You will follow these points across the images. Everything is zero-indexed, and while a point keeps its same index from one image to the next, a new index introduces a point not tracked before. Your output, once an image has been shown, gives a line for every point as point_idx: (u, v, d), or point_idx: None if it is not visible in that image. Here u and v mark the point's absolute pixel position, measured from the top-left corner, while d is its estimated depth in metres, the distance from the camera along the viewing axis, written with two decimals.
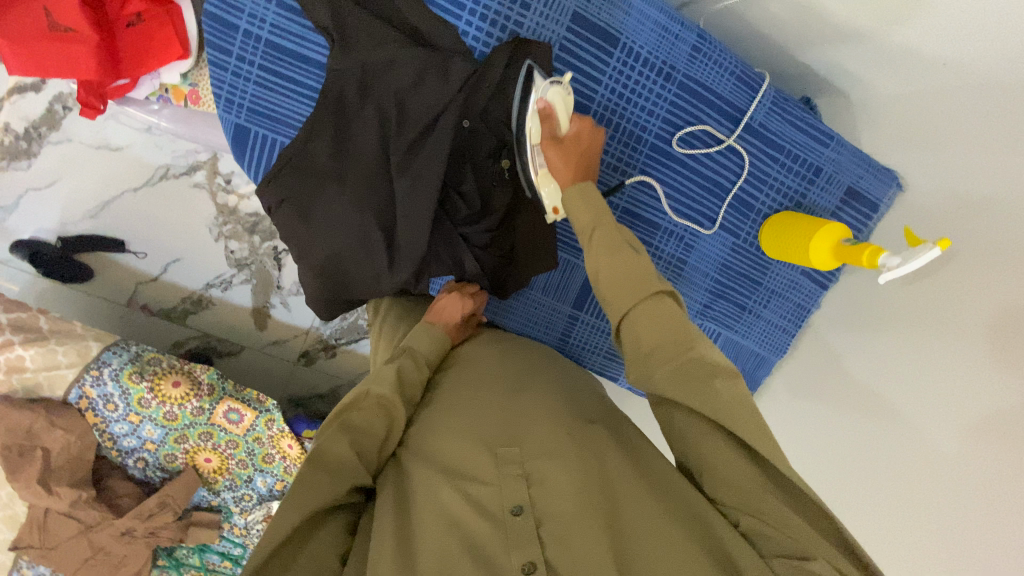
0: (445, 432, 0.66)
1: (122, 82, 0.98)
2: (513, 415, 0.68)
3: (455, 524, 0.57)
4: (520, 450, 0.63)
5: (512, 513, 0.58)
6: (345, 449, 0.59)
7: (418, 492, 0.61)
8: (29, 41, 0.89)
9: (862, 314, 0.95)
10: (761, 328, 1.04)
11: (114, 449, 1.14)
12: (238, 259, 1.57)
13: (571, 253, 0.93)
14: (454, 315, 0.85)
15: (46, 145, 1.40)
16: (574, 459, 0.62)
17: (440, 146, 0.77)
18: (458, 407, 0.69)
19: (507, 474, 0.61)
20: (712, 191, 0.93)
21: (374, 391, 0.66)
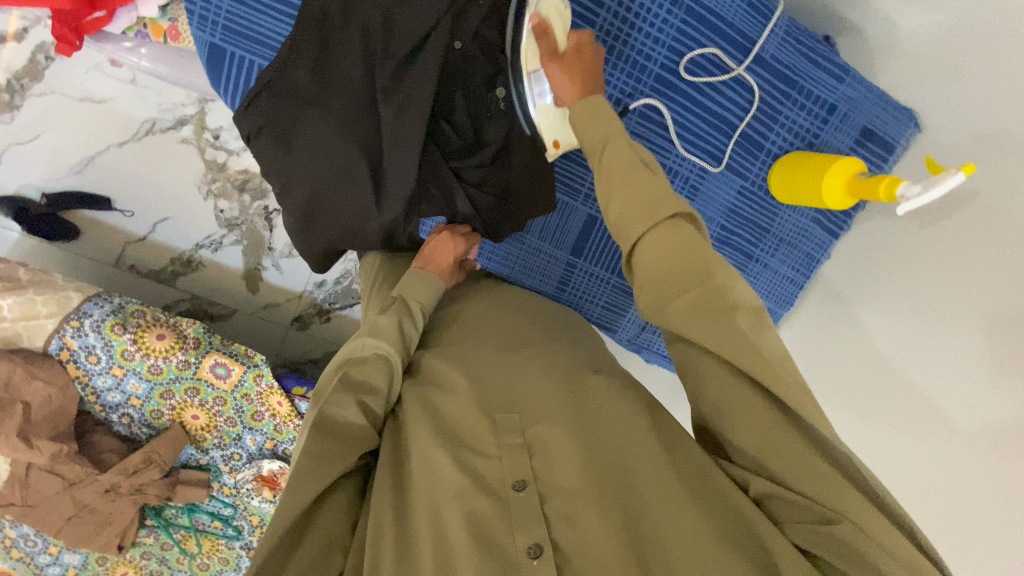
0: (440, 392, 0.62)
1: (98, 14, 0.92)
2: (515, 378, 0.63)
3: (452, 496, 0.53)
4: (521, 419, 0.58)
5: (513, 489, 0.53)
6: (349, 406, 0.56)
7: (415, 463, 0.56)
8: None
9: (877, 258, 0.91)
10: (768, 280, 0.99)
11: (97, 403, 1.11)
12: (229, 219, 1.53)
13: (566, 195, 0.88)
14: (445, 258, 0.81)
15: (29, 98, 1.34)
16: (582, 430, 0.57)
17: (426, 68, 0.72)
18: (457, 365, 0.65)
19: (505, 445, 0.56)
20: (720, 127, 0.88)
21: (371, 343, 0.62)
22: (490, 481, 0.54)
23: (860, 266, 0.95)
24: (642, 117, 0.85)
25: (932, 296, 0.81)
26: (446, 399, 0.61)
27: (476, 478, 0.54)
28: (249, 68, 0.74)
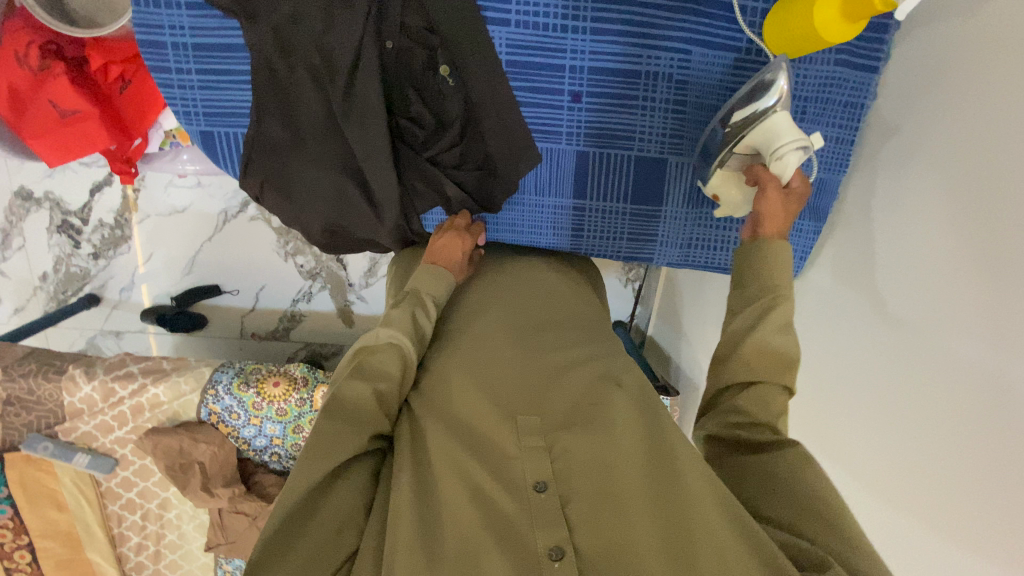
0: (467, 389, 0.67)
1: (138, 141, 1.10)
2: (532, 383, 0.68)
3: (477, 493, 0.57)
4: (541, 422, 0.62)
5: (535, 491, 0.57)
6: (360, 387, 0.63)
7: (438, 463, 0.60)
8: (51, 133, 1.00)
9: (922, 83, 0.76)
10: (810, 145, 0.87)
11: (250, 449, 1.33)
12: (310, 270, 1.72)
13: (550, 139, 0.84)
14: (455, 253, 0.84)
15: (134, 226, 1.64)
16: (597, 434, 0.61)
17: (368, 78, 0.76)
18: (473, 372, 0.70)
19: (528, 446, 0.60)
20: (686, 5, 0.79)
21: (384, 331, 0.69)
22: (512, 482, 0.58)
23: (900, 102, 0.80)
24: (596, 31, 0.79)
25: (973, 108, 0.67)
26: (459, 405, 0.65)
27: (502, 478, 0.58)
28: (237, 140, 0.83)
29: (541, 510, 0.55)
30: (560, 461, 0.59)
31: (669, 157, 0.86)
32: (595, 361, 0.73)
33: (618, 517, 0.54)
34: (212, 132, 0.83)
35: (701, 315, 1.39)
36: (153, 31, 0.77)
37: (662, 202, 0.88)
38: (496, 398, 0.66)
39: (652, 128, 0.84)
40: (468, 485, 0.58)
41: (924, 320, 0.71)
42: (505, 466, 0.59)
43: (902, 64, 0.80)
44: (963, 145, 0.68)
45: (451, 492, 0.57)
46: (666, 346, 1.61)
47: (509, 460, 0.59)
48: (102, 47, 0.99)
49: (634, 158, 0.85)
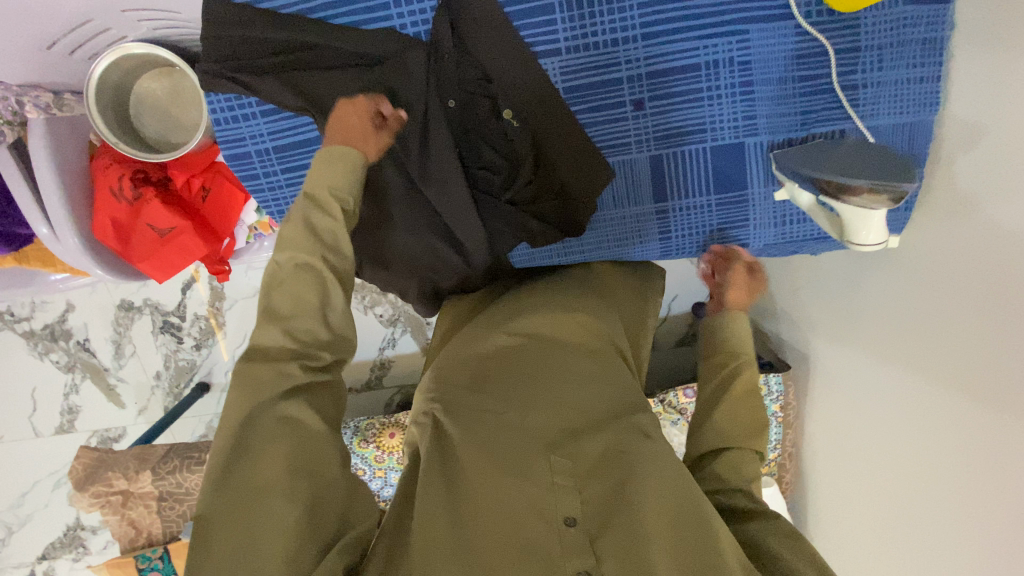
0: (502, 419, 0.70)
1: (227, 241, 1.17)
2: (562, 417, 0.71)
3: (511, 526, 0.62)
4: (576, 464, 0.67)
5: (567, 523, 0.62)
6: (274, 334, 0.61)
7: (474, 491, 0.64)
8: (155, 253, 1.07)
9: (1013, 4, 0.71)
10: (891, 94, 0.82)
11: (381, 500, 1.38)
12: (389, 318, 1.78)
13: (617, 153, 0.84)
14: (355, 120, 0.73)
15: (226, 313, 1.75)
16: (631, 475, 0.65)
17: (439, 140, 0.79)
18: (498, 398, 0.73)
19: (562, 483, 0.65)
20: None
21: (284, 259, 0.64)
22: (551, 520, 0.63)
23: (986, 30, 0.75)
24: (647, 35, 0.78)
25: None
26: (498, 435, 0.68)
27: (536, 508, 0.63)
28: None
29: (568, 545, 0.61)
30: (589, 502, 0.64)
31: (745, 139, 0.83)
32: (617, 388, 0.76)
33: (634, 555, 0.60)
34: None
35: (794, 280, 1.35)
36: (235, 144, 0.83)
37: (746, 186, 0.86)
38: (529, 428, 0.70)
39: (722, 115, 0.82)
40: (502, 523, 0.62)
41: None
42: (540, 502, 0.64)
43: None
44: None
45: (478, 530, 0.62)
46: (756, 318, 1.57)
47: (544, 493, 0.64)
48: (182, 163, 1.06)
49: (709, 149, 0.84)
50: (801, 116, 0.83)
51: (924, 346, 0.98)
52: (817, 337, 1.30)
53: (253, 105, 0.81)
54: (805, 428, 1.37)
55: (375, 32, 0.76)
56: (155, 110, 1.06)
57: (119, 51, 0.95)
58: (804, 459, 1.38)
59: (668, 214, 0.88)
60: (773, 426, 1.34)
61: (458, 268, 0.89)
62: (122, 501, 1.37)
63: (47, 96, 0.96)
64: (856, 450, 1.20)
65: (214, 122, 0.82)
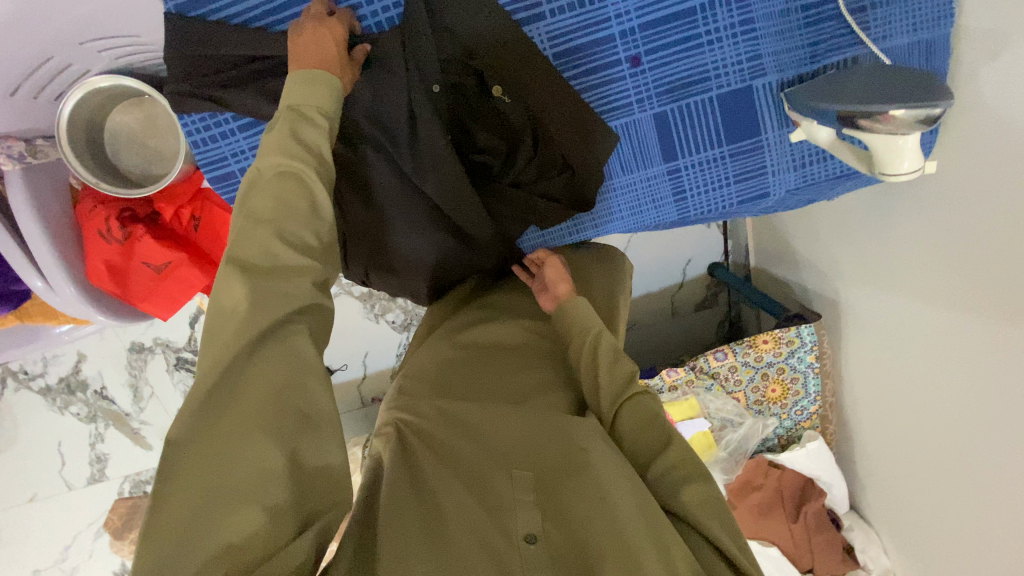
0: (470, 443, 0.78)
1: None
2: (516, 433, 0.79)
3: (478, 538, 0.68)
4: (533, 474, 0.74)
5: (525, 539, 0.68)
6: (264, 237, 0.55)
7: (448, 510, 0.71)
8: (155, 290, 1.04)
9: None
10: (903, 9, 0.76)
11: None
12: (402, 323, 1.75)
13: (618, 116, 0.79)
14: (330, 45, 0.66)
15: None
16: (581, 478, 0.73)
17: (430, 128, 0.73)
18: (466, 426, 0.81)
19: (521, 497, 0.71)
20: None
21: (267, 164, 0.58)
22: (511, 532, 0.68)
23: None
24: None
25: None
26: (463, 458, 0.77)
27: (499, 521, 0.69)
28: None
29: (529, 556, 0.67)
30: (548, 514, 0.71)
31: (752, 82, 0.78)
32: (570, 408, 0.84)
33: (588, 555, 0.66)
34: None
35: (814, 225, 1.30)
36: (219, 165, 0.79)
37: (759, 131, 0.81)
38: (494, 449, 0.77)
39: (725, 59, 0.77)
40: (470, 535, 0.68)
41: None
42: (502, 514, 0.70)
43: None
44: None
45: (452, 541, 0.67)
46: (776, 269, 1.53)
47: (506, 507, 0.70)
48: (168, 196, 1.03)
49: (715, 98, 0.79)
50: (809, 48, 0.77)
51: (973, 274, 0.94)
52: (845, 282, 1.25)
53: (230, 122, 0.76)
54: (843, 375, 1.32)
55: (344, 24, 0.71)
56: (132, 143, 1.02)
57: (85, 87, 0.90)
58: (844, 408, 1.34)
59: (680, 173, 0.83)
60: (812, 378, 1.28)
61: (467, 258, 0.87)
62: None
63: (20, 145, 0.90)
64: (902, 393, 1.16)
65: (192, 145, 0.78)
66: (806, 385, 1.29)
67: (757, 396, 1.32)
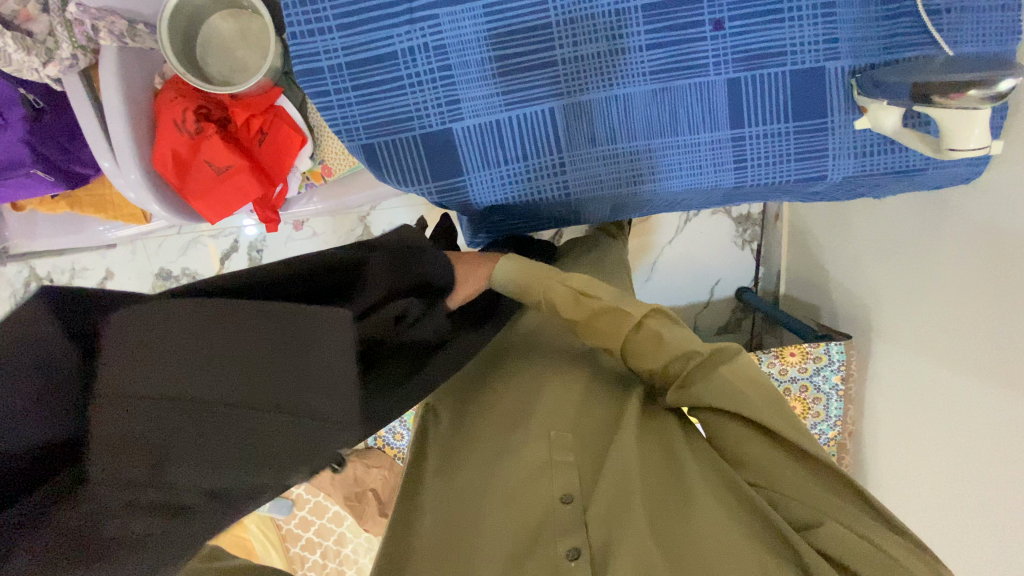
0: (506, 422, 0.83)
1: (279, 189, 1.17)
2: (560, 411, 0.82)
3: (512, 500, 0.72)
4: (570, 443, 0.78)
5: (564, 502, 0.71)
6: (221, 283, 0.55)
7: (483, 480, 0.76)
8: (210, 192, 1.07)
9: None
10: (977, 20, 0.80)
11: None
12: None
13: (692, 78, 0.82)
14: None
15: None
16: (607, 453, 0.76)
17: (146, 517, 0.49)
18: (507, 408, 0.86)
19: (557, 461, 0.75)
20: None
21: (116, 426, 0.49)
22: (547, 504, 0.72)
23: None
24: None
25: None
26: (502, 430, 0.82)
27: (534, 488, 0.73)
28: (398, 143, 0.86)
29: (559, 515, 0.70)
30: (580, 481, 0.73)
31: (825, 63, 0.81)
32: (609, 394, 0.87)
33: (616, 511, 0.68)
34: (376, 141, 0.86)
35: (852, 250, 1.31)
36: (310, 59, 0.82)
37: (826, 113, 0.84)
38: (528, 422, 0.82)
39: (803, 38, 0.80)
40: (505, 499, 0.73)
41: None
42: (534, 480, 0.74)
43: None
44: None
45: (488, 507, 0.73)
46: (807, 296, 1.52)
47: (542, 475, 0.75)
48: (243, 102, 1.06)
49: (788, 72, 0.82)
50: (885, 41, 0.81)
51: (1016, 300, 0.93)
52: (878, 309, 1.25)
53: (330, 18, 0.80)
54: (864, 405, 1.30)
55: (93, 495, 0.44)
56: (220, 48, 1.07)
57: None
58: (863, 439, 1.30)
59: (744, 142, 0.86)
60: (835, 400, 1.28)
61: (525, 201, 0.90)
62: None
63: (122, 23, 0.96)
64: (923, 425, 1.13)
65: (289, 35, 0.81)
66: (828, 408, 1.29)
67: None
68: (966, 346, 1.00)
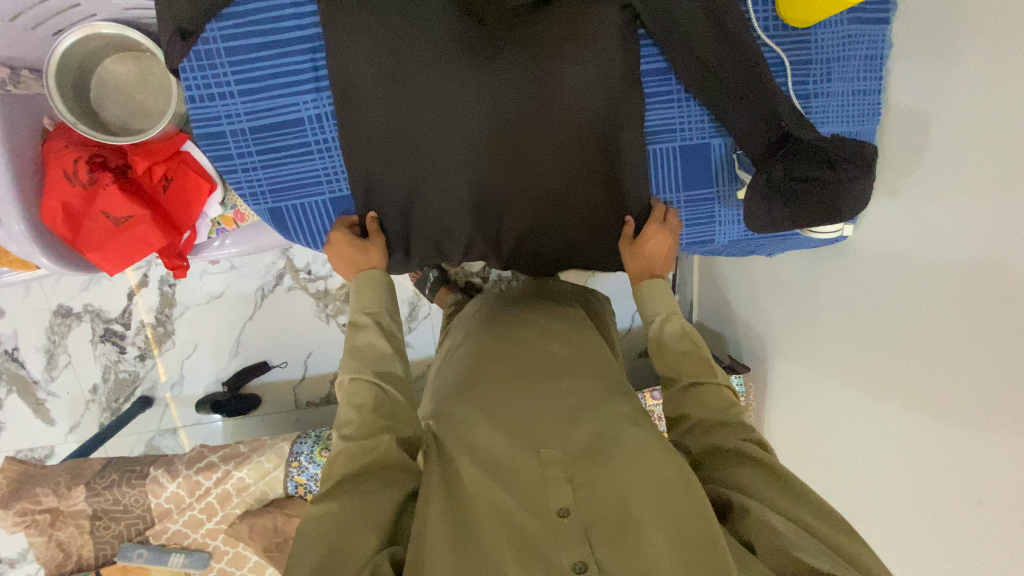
0: (497, 440, 0.69)
1: (187, 235, 1.13)
2: (558, 431, 0.69)
3: (503, 512, 0.62)
4: (565, 451, 0.66)
5: (559, 515, 0.61)
6: None
7: (473, 494, 0.64)
8: (107, 242, 1.01)
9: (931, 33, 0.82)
10: (839, 102, 0.90)
11: None
12: None
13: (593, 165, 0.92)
14: None
15: (176, 321, 1.67)
16: (602, 460, 0.66)
17: (538, 149, 0.84)
18: (503, 425, 0.71)
19: (552, 476, 0.64)
20: None
21: None
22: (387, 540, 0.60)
23: (916, 28, 0.85)
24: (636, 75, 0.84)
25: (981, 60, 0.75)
26: (504, 469, 0.66)
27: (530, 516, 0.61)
28: (308, 207, 0.86)
29: (528, 144, 0.84)
30: (532, 397, 0.75)
31: (712, 139, 0.89)
32: (614, 409, 0.74)
33: (568, 173, 0.86)
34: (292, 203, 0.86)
35: (750, 287, 1.40)
36: (210, 123, 0.81)
37: (713, 184, 0.91)
38: (522, 442, 0.68)
39: (690, 118, 0.87)
40: (502, 475, 0.65)
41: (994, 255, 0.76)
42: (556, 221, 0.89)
43: (909, 22, 0.86)
44: (974, 92, 0.77)
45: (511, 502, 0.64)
46: (717, 328, 1.61)
47: (529, 484, 0.64)
48: (144, 150, 1.02)
49: (680, 146, 0.89)
50: None
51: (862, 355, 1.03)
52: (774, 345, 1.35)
53: (230, 83, 0.79)
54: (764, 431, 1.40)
55: (437, 229, 0.89)
56: (118, 93, 1.05)
57: (89, 29, 0.95)
58: None
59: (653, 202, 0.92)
60: None
61: (580, 211, 0.89)
62: (49, 521, 1.23)
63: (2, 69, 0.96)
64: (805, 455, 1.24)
65: (187, 99, 0.79)
66: None
67: None
68: (854, 352, 1.02)
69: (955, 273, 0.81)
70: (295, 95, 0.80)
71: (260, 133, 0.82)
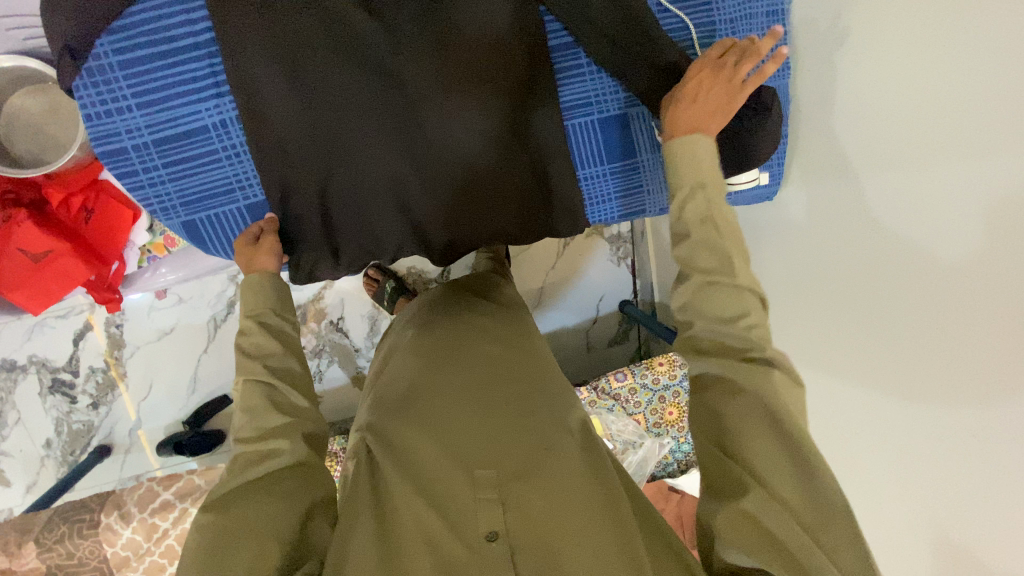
0: (427, 460, 0.67)
1: (116, 266, 1.09)
2: (494, 445, 0.67)
3: (429, 540, 0.60)
4: (497, 470, 0.64)
5: (487, 540, 0.59)
6: None
7: (399, 517, 0.62)
8: (27, 280, 0.98)
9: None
10: None
11: None
12: (315, 349, 1.67)
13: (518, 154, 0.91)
14: None
15: (128, 362, 1.61)
16: (537, 476, 0.64)
17: (455, 142, 0.82)
18: (436, 443, 0.69)
19: (483, 499, 0.61)
20: None
21: None
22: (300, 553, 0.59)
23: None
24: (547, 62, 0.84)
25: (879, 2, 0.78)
26: (433, 492, 0.64)
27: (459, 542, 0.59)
28: (225, 216, 0.85)
29: (441, 138, 0.82)
30: (469, 409, 0.72)
31: (628, 111, 0.89)
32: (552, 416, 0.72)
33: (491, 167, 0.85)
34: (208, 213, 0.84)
35: None
36: (111, 140, 0.78)
37: (635, 154, 0.92)
38: (456, 460, 0.66)
39: (603, 93, 0.88)
40: (432, 499, 0.63)
41: (914, 188, 0.78)
42: (482, 212, 0.87)
43: None
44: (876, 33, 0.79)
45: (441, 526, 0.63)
46: None
47: (459, 508, 0.61)
48: (58, 181, 0.99)
49: (597, 121, 0.89)
50: None
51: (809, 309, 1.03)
52: None
53: (127, 97, 0.77)
54: None
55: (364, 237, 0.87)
56: (26, 125, 1.01)
57: None
58: None
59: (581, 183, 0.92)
60: None
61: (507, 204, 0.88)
62: None
63: None
64: None
65: (84, 117, 0.77)
66: None
67: (658, 420, 1.36)
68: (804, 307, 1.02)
69: (877, 222, 0.85)
70: (196, 103, 0.78)
71: (166, 145, 0.80)
